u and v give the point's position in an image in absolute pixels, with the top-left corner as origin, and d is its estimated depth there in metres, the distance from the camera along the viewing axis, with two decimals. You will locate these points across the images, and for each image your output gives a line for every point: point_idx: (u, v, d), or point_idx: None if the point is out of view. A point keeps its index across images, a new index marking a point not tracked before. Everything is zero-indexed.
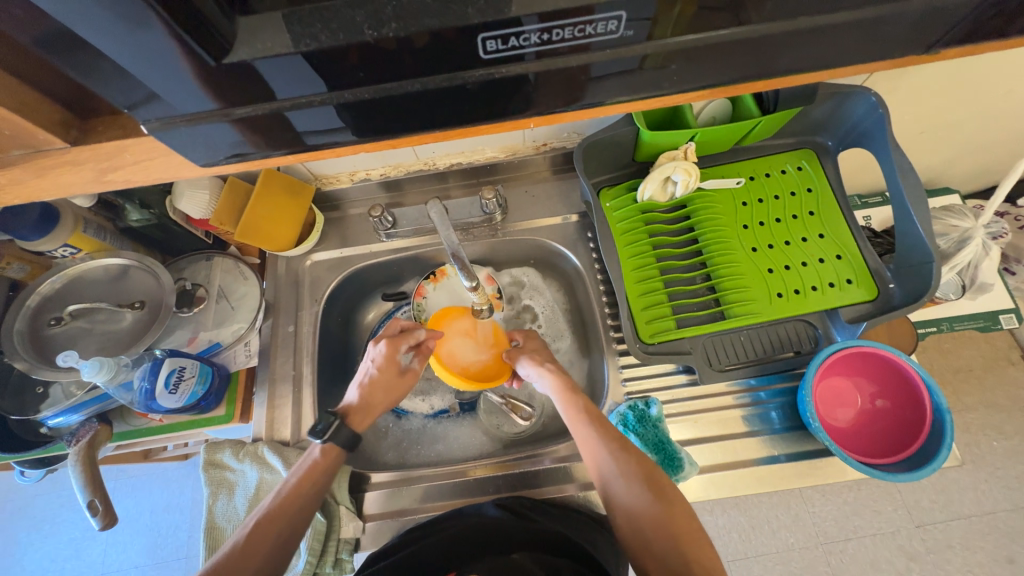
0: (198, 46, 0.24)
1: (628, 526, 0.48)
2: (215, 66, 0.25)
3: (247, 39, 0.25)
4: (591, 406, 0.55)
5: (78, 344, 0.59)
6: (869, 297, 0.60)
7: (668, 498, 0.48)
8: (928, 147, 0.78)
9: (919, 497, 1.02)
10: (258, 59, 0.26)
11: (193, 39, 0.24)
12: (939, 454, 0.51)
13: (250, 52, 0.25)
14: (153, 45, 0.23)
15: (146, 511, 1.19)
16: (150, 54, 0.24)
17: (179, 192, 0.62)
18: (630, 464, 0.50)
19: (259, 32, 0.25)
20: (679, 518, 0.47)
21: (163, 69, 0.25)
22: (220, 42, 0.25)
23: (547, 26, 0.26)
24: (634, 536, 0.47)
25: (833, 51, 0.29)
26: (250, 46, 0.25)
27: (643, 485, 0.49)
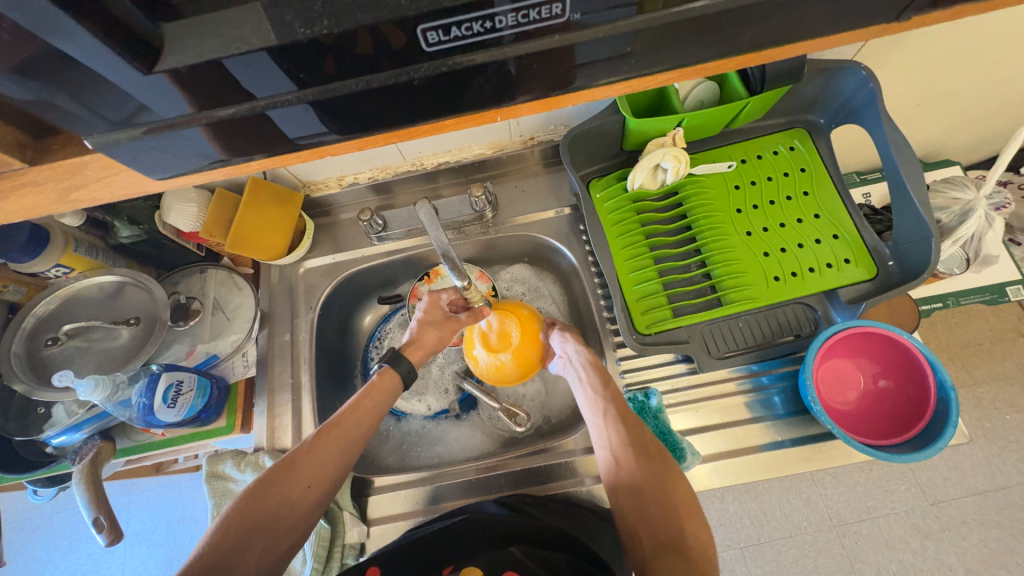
0: (125, 56, 0.24)
1: (623, 489, 0.50)
2: (147, 75, 0.25)
3: (175, 45, 0.25)
4: (609, 382, 0.58)
5: (75, 363, 0.59)
6: (868, 276, 0.59)
7: (672, 473, 0.49)
8: (924, 120, 0.77)
9: (931, 474, 1.01)
10: (191, 65, 0.25)
11: (124, 51, 0.24)
12: (943, 433, 0.50)
13: (181, 58, 0.25)
14: (90, 53, 0.23)
15: (161, 522, 1.20)
16: (93, 61, 0.24)
17: (167, 207, 0.62)
18: (638, 436, 0.52)
19: (189, 38, 0.24)
20: (682, 492, 0.48)
21: (106, 76, 0.25)
22: (150, 51, 0.24)
23: (491, 13, 0.25)
24: (629, 498, 0.49)
25: (801, 23, 0.29)
26: (180, 53, 0.25)
27: (646, 454, 0.51)
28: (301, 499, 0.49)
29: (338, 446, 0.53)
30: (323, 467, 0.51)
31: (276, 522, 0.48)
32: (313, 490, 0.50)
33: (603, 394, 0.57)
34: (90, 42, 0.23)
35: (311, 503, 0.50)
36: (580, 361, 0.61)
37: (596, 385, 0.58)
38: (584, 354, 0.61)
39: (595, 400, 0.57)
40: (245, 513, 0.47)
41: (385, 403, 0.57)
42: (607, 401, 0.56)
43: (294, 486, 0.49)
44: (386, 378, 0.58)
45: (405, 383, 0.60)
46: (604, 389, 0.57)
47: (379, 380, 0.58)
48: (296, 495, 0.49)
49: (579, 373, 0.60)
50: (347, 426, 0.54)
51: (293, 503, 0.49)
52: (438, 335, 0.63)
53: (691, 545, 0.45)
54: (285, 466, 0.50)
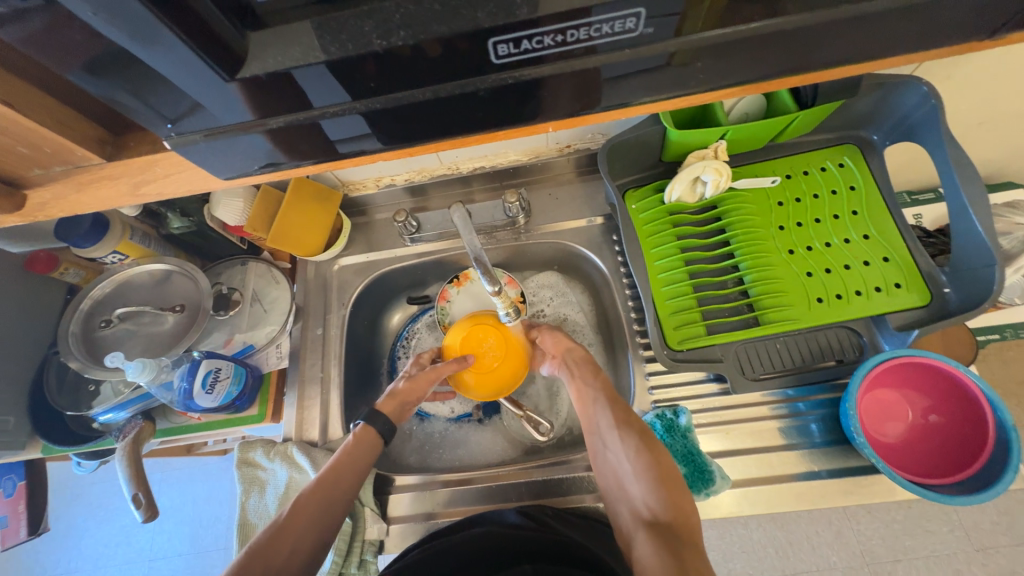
0: (210, 63, 0.25)
1: (612, 472, 0.54)
2: (228, 82, 0.26)
3: (258, 53, 0.26)
4: (593, 372, 0.61)
5: (125, 346, 0.62)
6: (921, 302, 0.56)
7: (655, 451, 0.52)
8: (989, 139, 0.72)
9: (979, 517, 0.94)
10: (270, 73, 0.26)
11: (211, 60, 0.25)
12: (1004, 477, 0.46)
13: (262, 66, 0.26)
14: (180, 61, 0.25)
15: (188, 501, 1.25)
16: (181, 67, 0.25)
17: (216, 201, 0.65)
18: (622, 420, 0.55)
19: (273, 46, 0.25)
20: (666, 469, 0.51)
21: (190, 83, 0.26)
22: (234, 58, 0.25)
23: (562, 28, 0.25)
24: (617, 480, 0.53)
25: (877, 41, 0.27)
26: (262, 60, 0.26)
27: (630, 436, 0.53)
28: (287, 564, 0.48)
29: (310, 518, 0.51)
30: (310, 529, 0.50)
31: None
32: (297, 556, 0.48)
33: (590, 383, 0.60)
34: (180, 49, 0.24)
35: (298, 568, 0.48)
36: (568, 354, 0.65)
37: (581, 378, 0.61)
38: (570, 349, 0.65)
39: (582, 389, 0.60)
40: None
41: (365, 456, 0.56)
42: (592, 391, 0.59)
43: (277, 553, 0.47)
44: (363, 435, 0.58)
45: (384, 439, 0.59)
46: (590, 379, 0.61)
47: (357, 437, 0.58)
48: (279, 563, 0.47)
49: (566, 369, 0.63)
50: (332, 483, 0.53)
51: (280, 569, 0.47)
52: (409, 385, 0.64)
53: (674, 519, 0.47)
54: (274, 528, 0.49)
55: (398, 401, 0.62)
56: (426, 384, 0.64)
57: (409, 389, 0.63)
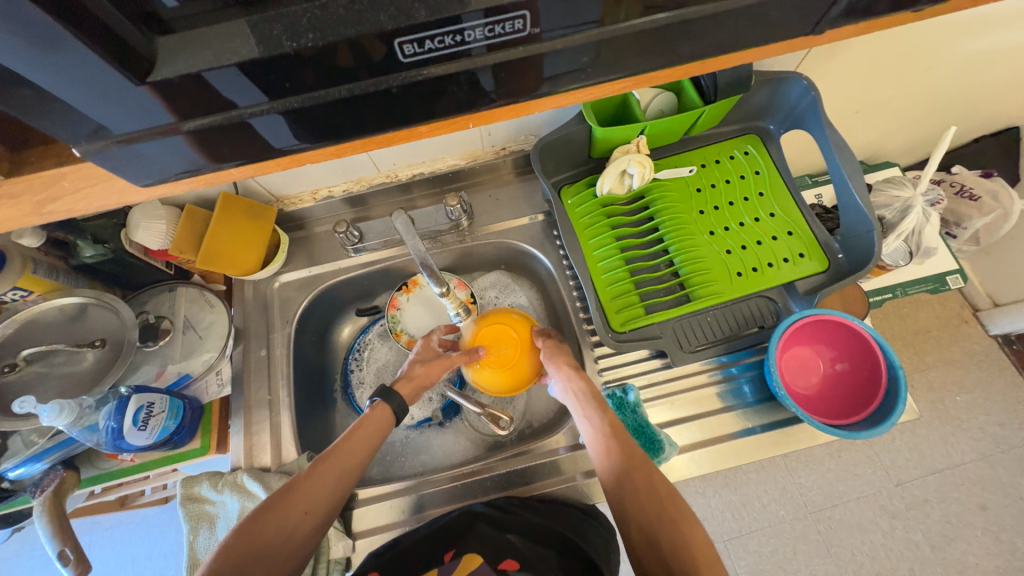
0: (119, 67, 0.24)
1: (634, 525, 0.46)
2: (140, 86, 0.26)
3: (166, 58, 0.25)
4: (610, 416, 0.55)
5: (36, 390, 0.56)
6: (821, 268, 0.64)
7: (680, 510, 0.46)
8: (863, 124, 0.83)
9: (894, 456, 1.07)
10: (182, 75, 0.26)
11: (116, 62, 0.24)
12: (896, 408, 0.54)
13: (172, 69, 0.26)
14: (80, 70, 0.24)
15: (127, 562, 1.13)
16: (83, 74, 0.24)
17: (134, 224, 0.61)
18: (645, 476, 0.49)
19: (182, 51, 0.25)
20: (695, 536, 0.44)
21: (98, 93, 0.25)
22: (138, 64, 0.25)
23: (461, 28, 0.27)
24: (641, 537, 0.45)
25: (739, 35, 0.31)
26: (172, 64, 0.25)
27: (656, 494, 0.47)
28: (297, 527, 0.46)
29: (322, 488, 0.49)
30: (323, 498, 0.48)
31: (276, 550, 0.44)
32: (310, 518, 0.47)
33: (605, 427, 0.54)
34: (86, 58, 0.23)
35: (305, 536, 0.46)
36: (580, 395, 0.57)
37: (597, 421, 0.55)
38: (583, 388, 0.58)
39: (597, 433, 0.54)
40: (243, 539, 0.44)
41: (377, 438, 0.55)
42: (609, 437, 0.53)
43: (289, 516, 0.46)
44: (378, 412, 0.57)
45: (396, 419, 0.59)
46: (606, 425, 0.54)
47: (370, 415, 0.57)
48: (291, 524, 0.46)
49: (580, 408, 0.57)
50: (347, 459, 0.52)
51: (291, 531, 0.45)
52: (424, 369, 0.63)
53: None
54: (282, 493, 0.48)
55: (415, 384, 0.62)
56: (440, 370, 0.64)
57: (425, 373, 0.63)
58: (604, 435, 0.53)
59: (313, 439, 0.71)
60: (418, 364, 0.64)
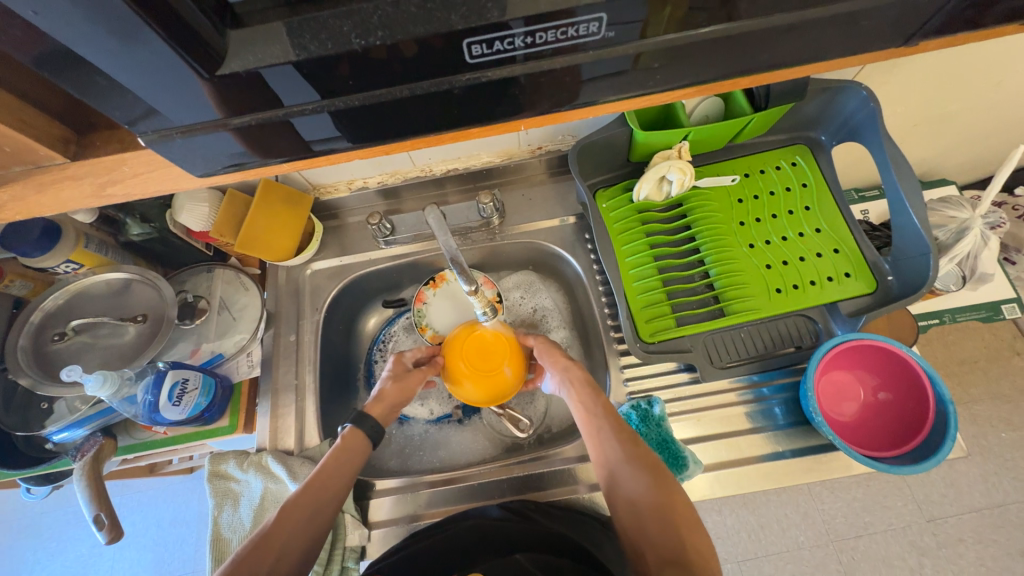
0: (190, 60, 0.25)
1: (624, 505, 0.47)
2: (208, 79, 0.26)
3: (237, 51, 0.26)
4: (599, 397, 0.54)
5: (82, 359, 0.59)
6: (868, 290, 0.60)
7: (667, 486, 0.46)
8: (923, 139, 0.79)
9: (929, 490, 1.01)
10: (251, 70, 0.26)
11: (187, 55, 0.24)
12: (943, 446, 0.51)
13: (242, 64, 0.26)
14: (150, 61, 0.24)
15: (152, 525, 1.18)
16: (156, 66, 0.24)
17: (179, 206, 0.63)
18: (635, 457, 0.48)
19: (252, 46, 0.26)
20: (685, 514, 0.44)
21: (165, 85, 0.26)
22: (208, 57, 0.25)
23: (532, 30, 0.26)
24: (631, 518, 0.46)
25: (813, 46, 0.30)
26: (242, 58, 0.26)
27: (644, 472, 0.47)
28: (273, 574, 0.44)
29: (295, 528, 0.47)
30: (296, 538, 0.47)
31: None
32: (283, 563, 0.45)
33: (592, 407, 0.54)
34: (160, 50, 0.24)
35: None
36: (568, 378, 0.57)
37: (586, 404, 0.54)
38: (573, 372, 0.57)
39: (585, 414, 0.54)
40: None
41: (350, 465, 0.53)
42: (598, 418, 0.52)
43: (259, 568, 0.44)
44: (350, 439, 0.55)
45: (372, 442, 0.56)
46: (596, 407, 0.54)
47: (343, 442, 0.55)
48: (266, 570, 0.44)
49: (568, 391, 0.56)
50: (318, 496, 0.49)
51: None
52: (397, 387, 0.61)
53: (694, 563, 0.41)
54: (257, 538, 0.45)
55: (386, 404, 0.59)
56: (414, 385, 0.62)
57: (397, 391, 0.60)
58: (591, 415, 0.53)
59: (334, 426, 0.72)
60: (390, 382, 0.62)
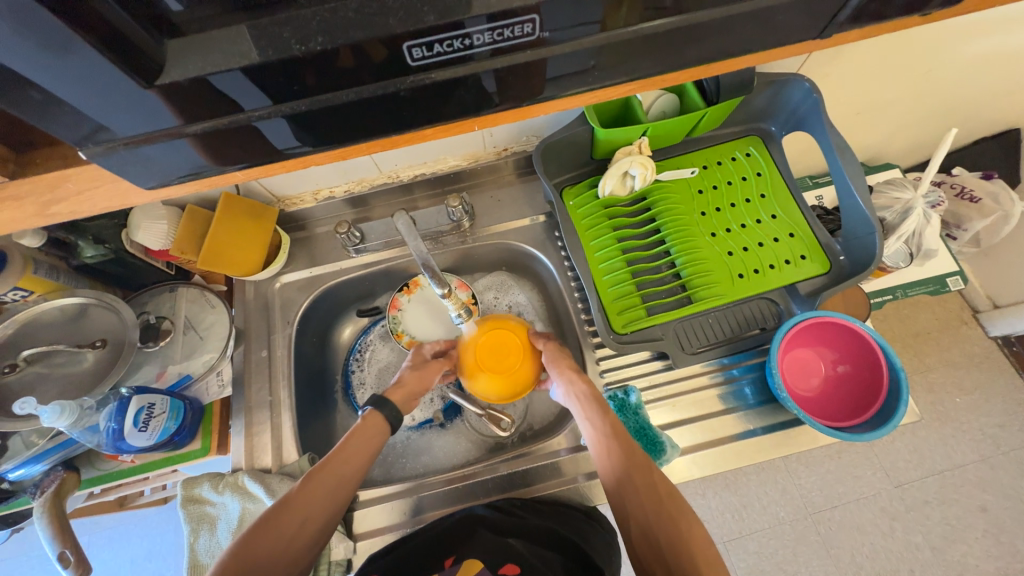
0: (129, 72, 0.24)
1: (637, 532, 0.46)
2: (147, 88, 0.26)
3: (177, 61, 0.25)
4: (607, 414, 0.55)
5: (37, 390, 0.56)
6: (823, 270, 0.64)
7: (684, 517, 0.45)
8: (865, 126, 0.84)
9: (894, 458, 1.07)
10: (194, 78, 0.26)
11: (125, 65, 0.24)
12: (898, 411, 0.54)
13: (182, 72, 0.26)
14: (86, 73, 0.24)
15: (126, 562, 1.13)
16: (93, 79, 0.24)
17: (135, 224, 0.61)
18: (646, 477, 0.49)
19: (193, 54, 0.25)
20: (694, 531, 0.44)
21: (104, 98, 0.25)
22: (148, 68, 0.25)
23: (471, 32, 0.27)
24: (641, 534, 0.45)
25: (742, 40, 0.31)
26: (181, 67, 0.26)
27: (653, 489, 0.47)
28: (298, 534, 0.46)
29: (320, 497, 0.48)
30: (318, 505, 0.48)
31: (275, 560, 0.44)
32: (309, 526, 0.47)
33: (606, 429, 0.54)
34: (95, 61, 0.23)
35: (304, 545, 0.46)
36: (580, 399, 0.57)
37: (595, 420, 0.55)
38: (583, 389, 0.58)
39: (598, 436, 0.54)
40: (243, 550, 0.43)
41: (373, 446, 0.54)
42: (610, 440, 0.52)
43: (286, 526, 0.45)
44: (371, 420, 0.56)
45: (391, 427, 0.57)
46: (607, 425, 0.54)
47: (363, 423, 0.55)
48: (291, 532, 0.46)
49: (580, 411, 0.56)
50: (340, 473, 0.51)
51: (290, 541, 0.45)
52: (416, 375, 0.63)
53: None
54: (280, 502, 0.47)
55: (406, 389, 0.61)
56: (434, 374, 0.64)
57: (417, 379, 0.62)
58: (605, 437, 0.53)
59: (314, 440, 0.71)
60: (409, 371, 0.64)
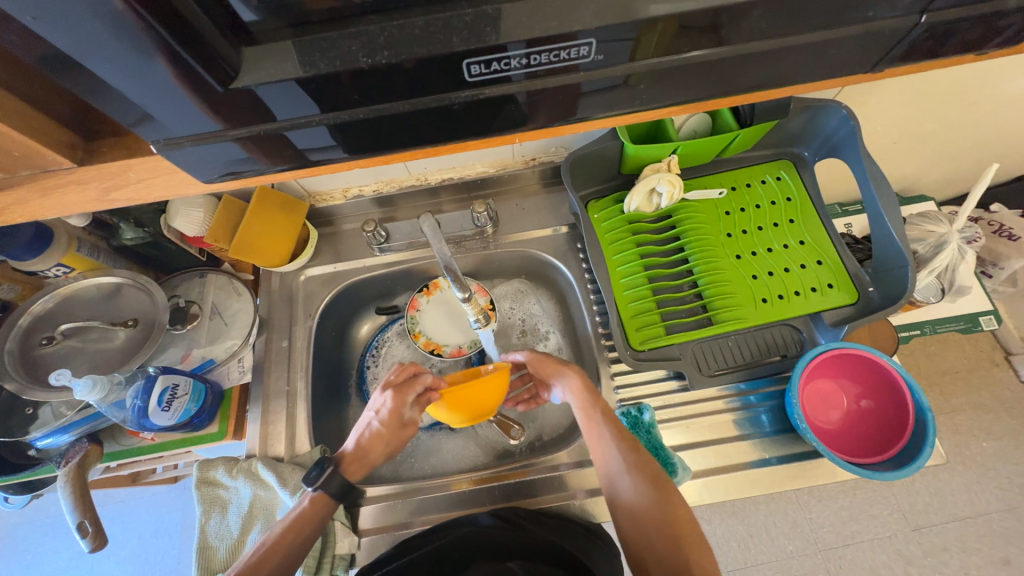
0: (206, 74, 0.26)
1: (628, 521, 0.49)
2: (223, 91, 0.27)
3: (251, 66, 0.27)
4: (604, 408, 0.55)
5: (70, 364, 0.58)
6: (851, 300, 0.62)
7: (675, 508, 0.48)
8: (901, 156, 0.82)
9: (913, 499, 1.03)
10: (251, 88, 0.27)
11: (202, 69, 0.26)
12: (923, 452, 0.52)
13: (253, 79, 0.27)
14: (162, 74, 0.25)
15: (133, 536, 1.15)
16: (168, 79, 0.26)
17: (174, 211, 0.63)
18: (642, 470, 0.50)
19: (266, 61, 0.27)
20: (684, 522, 0.48)
21: (172, 98, 0.27)
22: (223, 70, 0.26)
23: (527, 52, 0.27)
24: (632, 524, 0.49)
25: (792, 70, 0.31)
26: (254, 74, 0.27)
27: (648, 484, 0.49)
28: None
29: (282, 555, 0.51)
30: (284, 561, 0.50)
31: None
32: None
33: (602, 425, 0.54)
34: (175, 64, 0.25)
35: None
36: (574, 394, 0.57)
37: (595, 420, 0.54)
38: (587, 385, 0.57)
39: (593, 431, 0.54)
40: None
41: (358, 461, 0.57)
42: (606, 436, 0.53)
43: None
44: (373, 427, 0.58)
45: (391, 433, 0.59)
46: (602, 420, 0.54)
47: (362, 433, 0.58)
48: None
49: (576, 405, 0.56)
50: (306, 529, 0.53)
51: None
52: (378, 444, 0.59)
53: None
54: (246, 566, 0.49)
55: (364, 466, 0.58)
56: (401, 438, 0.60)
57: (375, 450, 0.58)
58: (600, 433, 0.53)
59: (326, 433, 0.72)
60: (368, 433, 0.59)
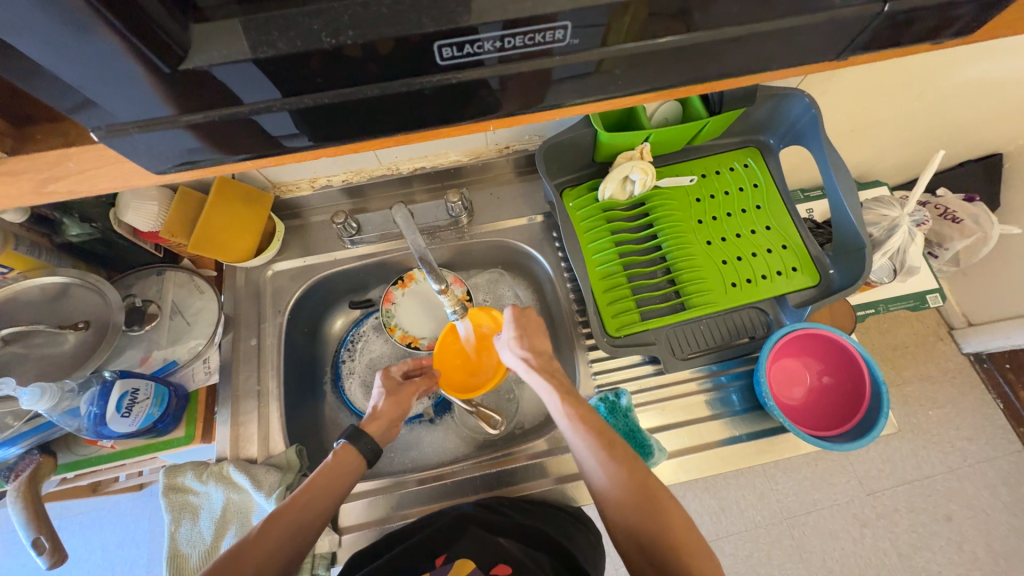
0: (153, 55, 0.24)
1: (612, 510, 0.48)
2: (171, 73, 0.25)
3: (202, 45, 0.25)
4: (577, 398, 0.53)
5: (14, 371, 0.54)
6: (813, 282, 0.65)
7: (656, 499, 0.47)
8: (859, 143, 0.86)
9: (868, 466, 1.10)
10: (208, 67, 0.25)
11: (150, 51, 0.24)
12: (878, 422, 0.56)
13: (206, 59, 0.25)
14: (102, 52, 0.23)
15: (97, 547, 1.10)
16: (109, 58, 0.23)
17: (124, 204, 0.59)
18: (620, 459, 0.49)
19: (217, 39, 0.25)
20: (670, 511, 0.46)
21: (115, 80, 0.25)
22: (170, 50, 0.24)
23: (501, 35, 0.27)
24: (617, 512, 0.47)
25: (763, 56, 0.32)
26: (206, 53, 0.25)
27: (636, 493, 0.47)
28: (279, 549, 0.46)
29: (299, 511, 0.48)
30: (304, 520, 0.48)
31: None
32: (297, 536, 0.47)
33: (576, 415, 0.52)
34: (116, 41, 0.23)
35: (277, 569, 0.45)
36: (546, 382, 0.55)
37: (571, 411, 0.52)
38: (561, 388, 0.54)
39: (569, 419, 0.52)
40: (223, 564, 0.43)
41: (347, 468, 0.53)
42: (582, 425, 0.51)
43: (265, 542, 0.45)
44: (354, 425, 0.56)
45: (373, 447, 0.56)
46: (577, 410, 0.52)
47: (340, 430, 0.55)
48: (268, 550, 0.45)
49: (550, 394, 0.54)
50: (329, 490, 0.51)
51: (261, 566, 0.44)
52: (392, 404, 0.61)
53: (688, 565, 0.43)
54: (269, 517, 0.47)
55: (383, 421, 0.59)
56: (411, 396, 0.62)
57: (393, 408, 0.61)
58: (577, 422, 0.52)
59: (301, 431, 0.70)
60: (384, 398, 0.61)
